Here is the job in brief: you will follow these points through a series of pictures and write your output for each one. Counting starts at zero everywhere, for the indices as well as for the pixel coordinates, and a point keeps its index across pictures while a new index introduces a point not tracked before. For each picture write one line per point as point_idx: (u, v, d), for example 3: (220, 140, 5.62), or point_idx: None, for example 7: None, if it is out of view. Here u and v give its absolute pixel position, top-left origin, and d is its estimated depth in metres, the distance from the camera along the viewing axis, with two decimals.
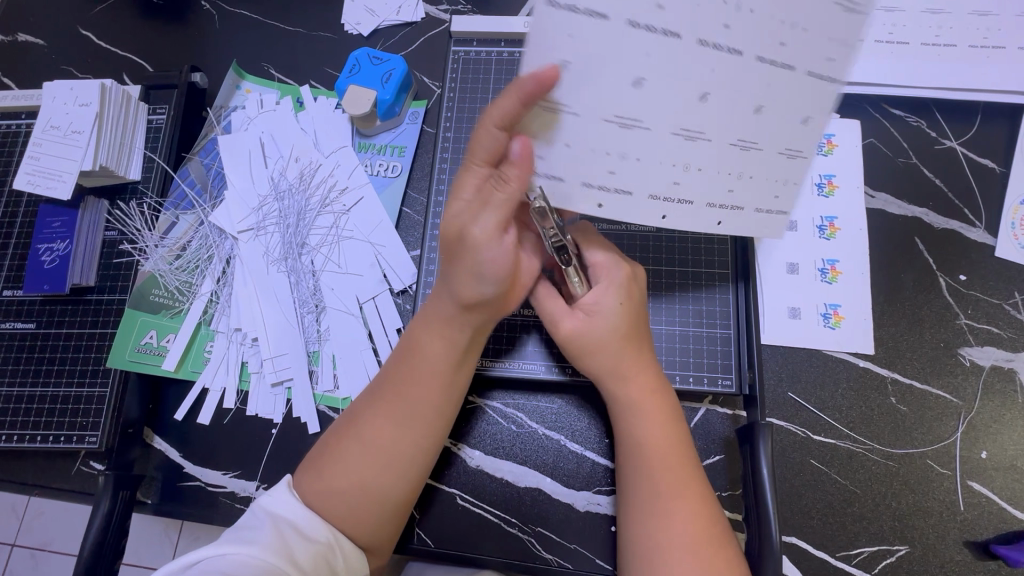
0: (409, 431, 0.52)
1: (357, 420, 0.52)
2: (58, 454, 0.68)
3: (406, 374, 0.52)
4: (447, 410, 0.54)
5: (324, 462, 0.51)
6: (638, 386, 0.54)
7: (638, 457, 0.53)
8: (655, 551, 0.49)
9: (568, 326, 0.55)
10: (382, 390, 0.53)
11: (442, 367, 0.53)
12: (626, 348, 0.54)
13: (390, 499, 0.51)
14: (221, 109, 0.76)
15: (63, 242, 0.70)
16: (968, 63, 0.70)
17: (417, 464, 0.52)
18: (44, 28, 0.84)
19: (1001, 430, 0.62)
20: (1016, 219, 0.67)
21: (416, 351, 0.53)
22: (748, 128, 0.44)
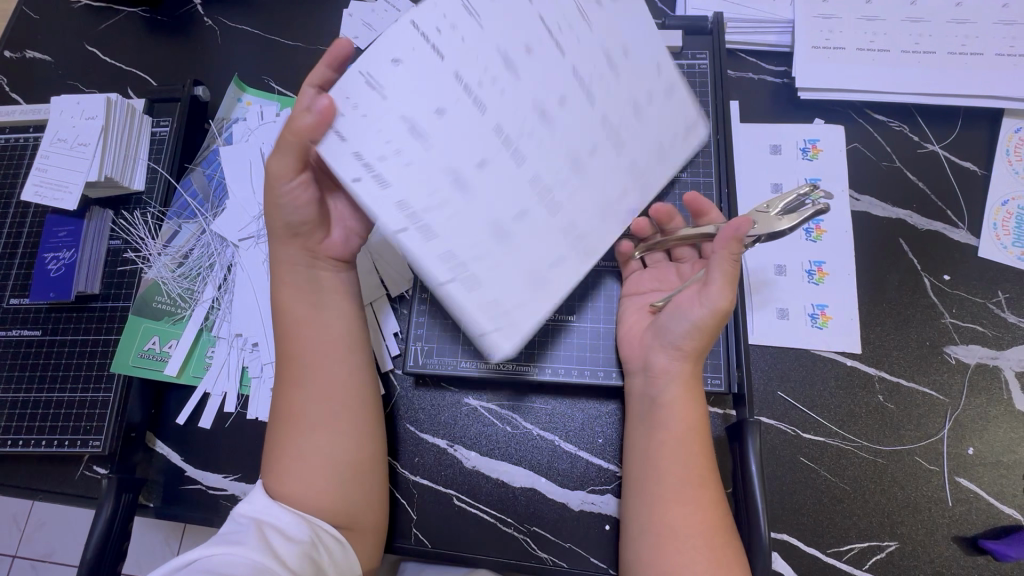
0: (310, 385, 0.55)
1: (276, 405, 0.56)
2: (62, 459, 0.70)
3: (296, 343, 0.57)
4: (344, 355, 0.57)
5: (274, 457, 0.54)
6: (685, 368, 0.55)
7: (678, 446, 0.54)
8: (677, 538, 0.50)
9: (725, 303, 0.52)
10: (282, 369, 0.57)
11: (309, 316, 0.57)
12: (704, 334, 0.54)
13: (341, 458, 0.54)
14: (223, 122, 0.79)
15: (69, 252, 0.71)
16: (948, 69, 0.71)
17: (340, 417, 0.55)
18: (52, 45, 0.87)
19: (987, 427, 0.63)
20: (997, 220, 0.69)
21: (285, 316, 0.58)
22: (524, 202, 0.49)
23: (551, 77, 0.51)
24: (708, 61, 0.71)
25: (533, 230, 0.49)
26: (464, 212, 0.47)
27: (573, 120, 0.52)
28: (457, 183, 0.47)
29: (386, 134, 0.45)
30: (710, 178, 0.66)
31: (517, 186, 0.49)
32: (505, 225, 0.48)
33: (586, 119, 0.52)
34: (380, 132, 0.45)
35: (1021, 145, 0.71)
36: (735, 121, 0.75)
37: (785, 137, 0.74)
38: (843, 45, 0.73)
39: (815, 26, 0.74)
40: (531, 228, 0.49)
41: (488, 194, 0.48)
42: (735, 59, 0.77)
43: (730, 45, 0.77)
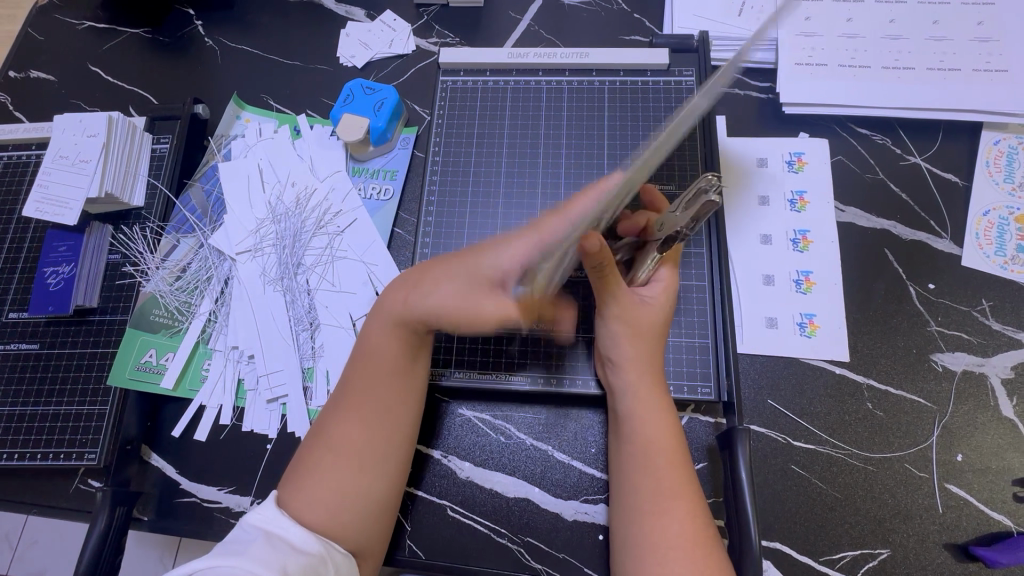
0: (374, 425, 0.55)
1: (326, 424, 0.55)
2: (57, 472, 0.70)
3: (366, 376, 0.57)
4: (410, 404, 0.58)
5: (306, 478, 0.52)
6: (640, 378, 0.57)
7: (644, 456, 0.55)
8: (654, 550, 0.50)
9: (614, 308, 0.58)
10: (344, 394, 0.57)
11: (392, 358, 0.58)
12: (639, 339, 0.58)
13: (372, 498, 0.54)
14: (222, 138, 0.81)
15: (67, 266, 0.72)
16: (929, 84, 0.73)
17: (391, 460, 0.56)
18: (56, 66, 0.89)
19: (975, 433, 0.63)
20: (980, 229, 0.70)
21: (372, 350, 0.59)
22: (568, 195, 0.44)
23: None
24: (694, 78, 0.74)
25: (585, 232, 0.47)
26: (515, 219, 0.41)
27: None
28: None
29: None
30: None
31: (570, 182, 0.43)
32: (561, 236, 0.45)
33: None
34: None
35: (1001, 157, 0.73)
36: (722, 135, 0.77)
37: (772, 150, 0.76)
38: (824, 62, 0.76)
39: (798, 44, 0.77)
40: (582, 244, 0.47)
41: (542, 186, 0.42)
42: None
43: (716, 61, 0.79)
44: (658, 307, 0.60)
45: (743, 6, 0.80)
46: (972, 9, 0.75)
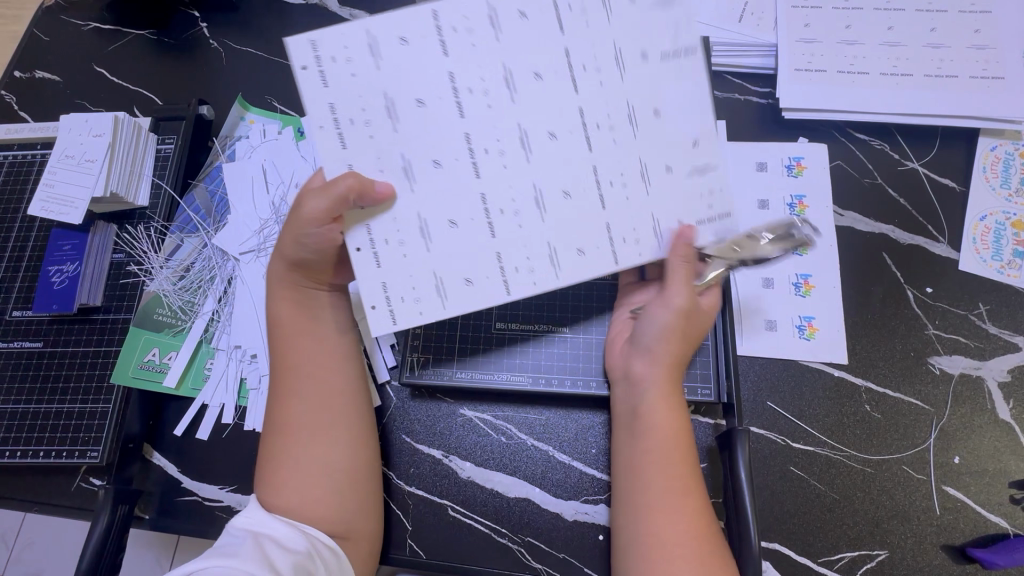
0: (310, 399, 0.56)
1: (273, 415, 0.57)
2: (59, 470, 0.70)
3: (296, 353, 0.58)
4: (344, 366, 0.59)
5: (270, 469, 0.54)
6: (665, 373, 0.57)
7: (658, 455, 0.54)
8: (662, 548, 0.51)
9: (682, 301, 0.55)
10: (278, 380, 0.58)
11: (316, 330, 0.59)
12: (679, 339, 0.56)
13: (336, 466, 0.55)
14: (227, 139, 0.81)
15: (73, 265, 0.73)
16: (927, 91, 0.74)
17: (341, 425, 0.56)
18: (61, 66, 0.90)
19: (971, 436, 0.64)
20: (977, 234, 0.71)
21: (283, 330, 0.59)
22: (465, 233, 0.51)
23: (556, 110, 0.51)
24: None
25: (483, 281, 0.51)
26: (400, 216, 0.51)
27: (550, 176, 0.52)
28: (405, 175, 0.50)
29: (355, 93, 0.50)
30: None
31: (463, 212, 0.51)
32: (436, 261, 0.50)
33: (566, 182, 0.52)
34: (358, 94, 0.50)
35: (997, 163, 0.74)
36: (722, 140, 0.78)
37: (771, 154, 0.77)
38: (823, 68, 0.76)
39: (798, 50, 0.78)
40: (480, 289, 0.51)
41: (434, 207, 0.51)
42: (721, 79, 0.80)
43: (716, 66, 0.80)
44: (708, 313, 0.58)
45: (743, 12, 0.81)
46: (969, 16, 0.76)
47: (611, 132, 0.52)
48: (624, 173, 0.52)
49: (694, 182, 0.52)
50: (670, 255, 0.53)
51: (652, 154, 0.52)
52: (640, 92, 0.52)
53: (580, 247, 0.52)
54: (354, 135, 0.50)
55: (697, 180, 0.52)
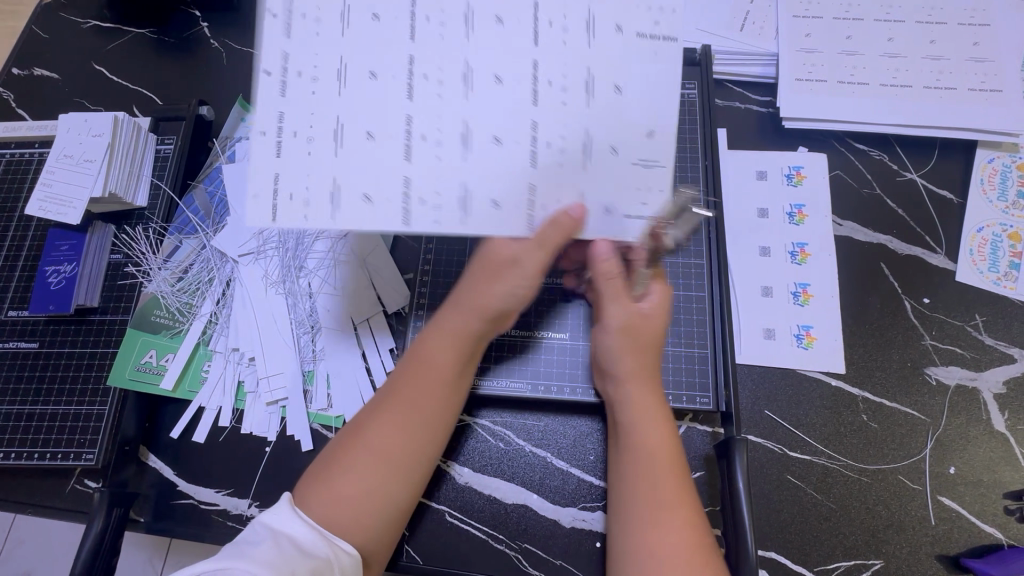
0: (413, 437, 0.55)
1: (366, 428, 0.54)
2: (54, 472, 0.69)
3: (415, 385, 0.56)
4: (451, 419, 0.58)
5: (337, 482, 0.52)
6: (644, 389, 0.57)
7: (641, 467, 0.55)
8: (650, 559, 0.50)
9: (617, 318, 0.57)
10: (388, 398, 0.56)
11: (447, 375, 0.57)
12: (640, 354, 0.57)
13: (394, 508, 0.53)
14: (227, 140, 0.81)
15: (70, 265, 0.72)
16: (925, 103, 0.75)
17: (421, 471, 0.55)
18: (60, 64, 0.89)
19: (967, 446, 0.64)
20: (974, 246, 0.72)
21: (424, 359, 0.57)
22: (377, 189, 0.51)
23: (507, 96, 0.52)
24: (697, 91, 0.74)
25: (380, 211, 0.51)
26: (320, 162, 0.52)
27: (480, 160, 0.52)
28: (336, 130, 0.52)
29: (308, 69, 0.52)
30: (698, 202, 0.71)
31: (389, 172, 0.52)
32: (357, 127, 0.52)
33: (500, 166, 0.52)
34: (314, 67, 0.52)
35: (995, 175, 0.75)
36: (723, 148, 0.78)
37: (771, 163, 0.77)
38: (824, 78, 0.77)
39: (799, 59, 0.78)
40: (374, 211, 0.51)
41: (361, 154, 0.52)
42: (723, 87, 0.81)
43: (717, 75, 0.81)
44: (656, 320, 0.58)
45: (745, 22, 0.81)
46: (968, 29, 0.77)
47: (563, 115, 0.52)
48: (566, 157, 0.52)
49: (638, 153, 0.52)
50: (541, 231, 0.51)
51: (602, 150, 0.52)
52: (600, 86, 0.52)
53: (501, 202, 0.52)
54: (275, 29, 0.52)
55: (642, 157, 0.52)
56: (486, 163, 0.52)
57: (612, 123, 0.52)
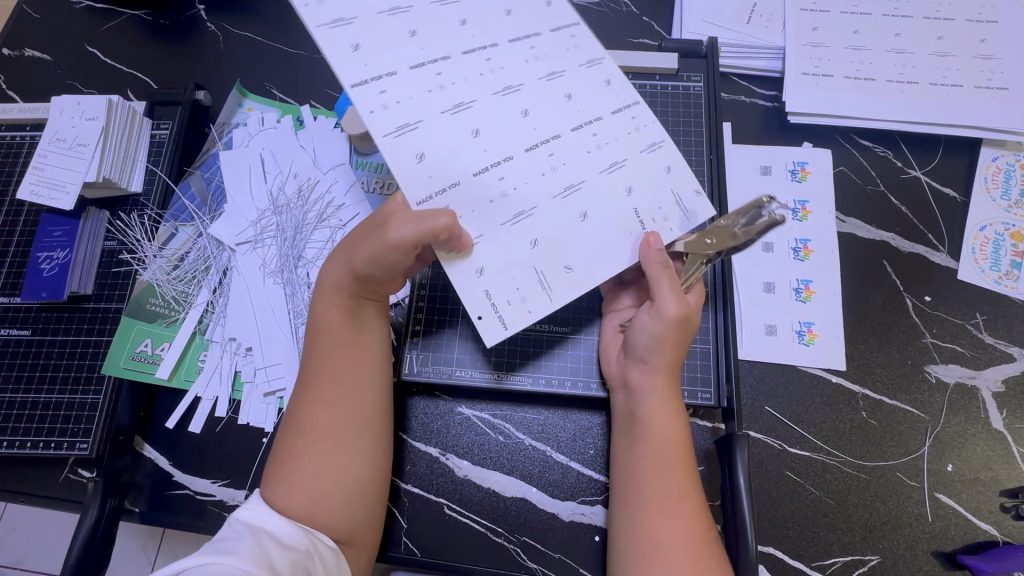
0: (334, 403, 0.54)
1: (289, 416, 0.55)
2: (47, 461, 0.69)
3: (322, 353, 0.56)
4: (367, 368, 0.57)
5: (281, 473, 0.52)
6: (660, 380, 0.56)
7: (653, 457, 0.54)
8: (656, 550, 0.50)
9: (673, 308, 0.53)
10: (303, 380, 0.56)
11: (344, 332, 0.57)
12: (671, 349, 0.55)
13: (348, 475, 0.53)
14: (224, 126, 0.79)
15: (63, 251, 0.71)
16: (931, 100, 0.74)
17: (357, 427, 0.55)
18: (52, 45, 0.87)
19: (965, 444, 0.65)
20: (976, 244, 0.72)
21: (319, 329, 0.57)
22: None
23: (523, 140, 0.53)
24: (702, 84, 0.74)
25: None
26: None
27: (449, 132, 0.51)
28: None
29: (563, 118, 0.54)
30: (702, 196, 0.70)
31: None
32: None
33: (464, 161, 0.51)
34: (546, 108, 0.54)
35: (998, 173, 0.74)
36: (727, 142, 0.78)
37: (775, 159, 0.77)
38: (830, 73, 0.76)
39: (805, 53, 0.77)
40: None
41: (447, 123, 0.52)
42: (728, 81, 0.80)
43: (723, 68, 0.80)
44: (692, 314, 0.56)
45: (752, 14, 0.80)
46: (976, 26, 0.76)
47: (495, 196, 0.52)
48: (488, 215, 0.51)
49: (537, 289, 0.51)
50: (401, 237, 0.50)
51: (493, 256, 0.51)
52: (564, 203, 0.53)
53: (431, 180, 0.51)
54: None
55: (519, 297, 0.51)
56: (445, 156, 0.51)
57: (556, 241, 0.52)
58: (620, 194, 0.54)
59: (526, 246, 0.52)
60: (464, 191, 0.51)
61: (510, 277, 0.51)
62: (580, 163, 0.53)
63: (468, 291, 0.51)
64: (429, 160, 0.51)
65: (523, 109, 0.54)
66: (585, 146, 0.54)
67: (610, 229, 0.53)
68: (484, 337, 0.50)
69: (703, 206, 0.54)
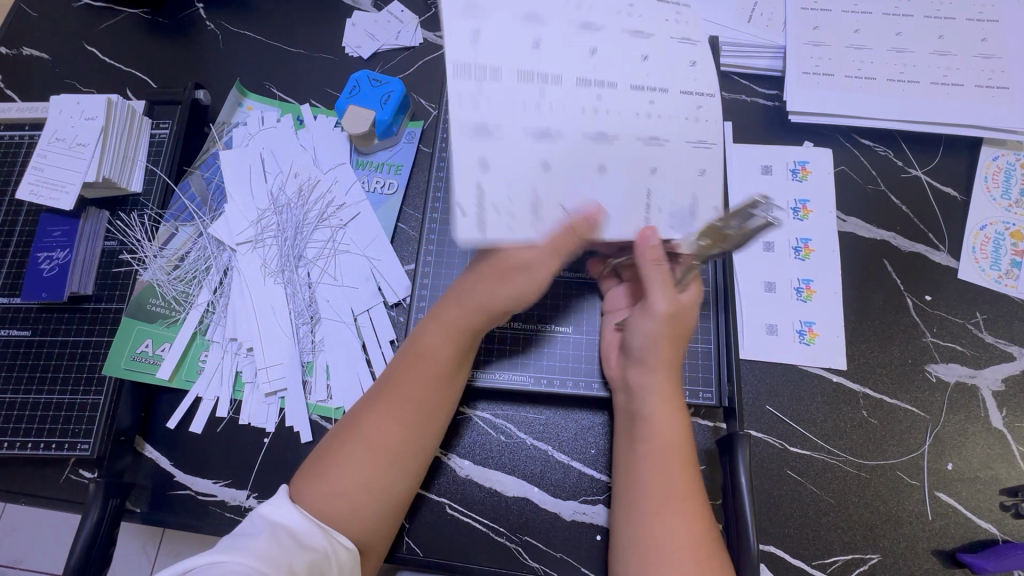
0: (411, 430, 0.54)
1: (360, 423, 0.54)
2: (48, 462, 0.68)
3: (411, 377, 0.55)
4: (448, 404, 0.57)
5: (328, 477, 0.51)
6: (663, 380, 0.56)
7: (650, 458, 0.55)
8: (652, 547, 0.51)
9: (664, 307, 0.53)
10: (384, 392, 0.55)
11: (445, 367, 0.56)
12: (665, 359, 0.55)
13: (392, 496, 0.53)
14: (224, 125, 0.79)
15: (63, 251, 0.71)
16: (932, 99, 0.74)
17: (418, 460, 0.55)
18: (50, 44, 0.87)
19: (965, 442, 0.65)
20: (976, 244, 0.72)
21: (424, 350, 0.55)
22: None
23: (576, 91, 0.49)
24: None
25: None
26: None
27: (505, 43, 0.47)
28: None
29: (629, 63, 0.50)
30: None
31: None
32: None
33: (506, 82, 0.47)
34: (614, 57, 0.50)
35: (999, 173, 0.74)
36: (727, 142, 0.78)
37: (776, 158, 0.77)
38: (831, 72, 0.76)
39: (806, 52, 0.77)
40: None
41: (507, 36, 0.47)
42: (729, 80, 0.80)
43: (724, 67, 0.80)
44: (687, 314, 0.54)
45: (753, 13, 0.80)
46: (976, 25, 0.76)
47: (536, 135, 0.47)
48: (516, 117, 0.47)
49: (524, 212, 0.47)
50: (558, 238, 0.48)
51: (501, 154, 0.46)
52: (584, 145, 0.49)
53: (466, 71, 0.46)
54: None
55: (506, 209, 0.46)
56: (496, 67, 0.47)
57: (557, 187, 0.48)
58: (642, 170, 0.50)
59: (537, 168, 0.47)
60: (501, 90, 0.47)
61: (505, 182, 0.46)
62: (621, 111, 0.49)
63: (461, 183, 0.46)
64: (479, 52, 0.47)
65: (591, 45, 0.49)
66: (637, 108, 0.50)
67: (617, 191, 0.49)
68: (457, 230, 0.45)
69: (710, 198, 0.51)
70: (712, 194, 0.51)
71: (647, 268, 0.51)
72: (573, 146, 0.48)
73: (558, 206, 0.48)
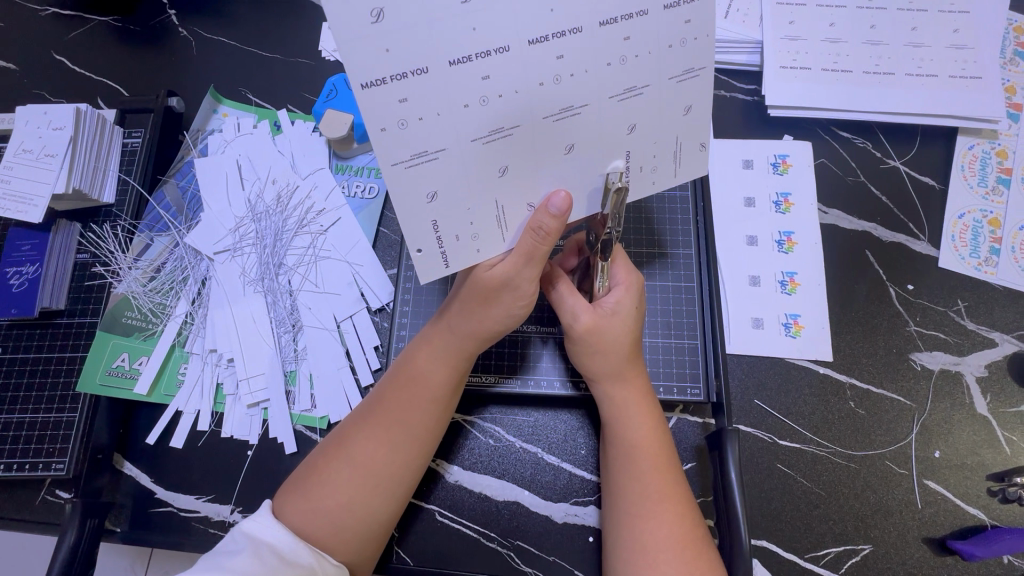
0: (399, 453, 0.53)
1: (347, 442, 0.53)
2: (21, 484, 0.66)
3: (401, 398, 0.54)
4: (438, 430, 0.56)
5: (311, 494, 0.51)
6: (635, 394, 0.56)
7: (627, 461, 0.55)
8: (645, 553, 0.50)
9: (584, 321, 0.55)
10: (372, 412, 0.54)
11: (436, 390, 0.55)
12: (605, 357, 0.55)
13: (376, 519, 0.52)
14: (198, 133, 0.78)
15: (32, 266, 0.69)
16: (906, 90, 0.75)
17: (405, 484, 0.54)
18: (16, 53, 0.84)
19: (951, 430, 0.65)
20: (955, 232, 0.72)
21: (413, 373, 0.55)
22: None
23: (537, 107, 0.41)
24: None
25: None
26: None
27: (438, 85, 0.38)
28: None
29: (602, 54, 0.40)
30: (686, 191, 0.70)
31: None
32: None
33: (447, 129, 0.39)
34: (585, 65, 0.40)
35: (975, 161, 0.75)
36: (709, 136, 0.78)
37: (757, 152, 0.77)
38: (808, 66, 0.77)
39: (782, 48, 0.78)
40: None
41: (444, 76, 0.37)
42: None
43: None
44: (625, 317, 0.56)
45: (729, 9, 0.80)
46: (948, 16, 0.77)
47: (500, 164, 0.43)
48: (468, 160, 0.42)
49: (491, 225, 0.47)
50: (531, 246, 0.47)
51: (451, 182, 0.42)
52: (553, 130, 0.42)
53: (401, 133, 0.39)
54: None
55: (470, 233, 0.46)
56: (429, 125, 0.39)
57: (522, 183, 0.45)
58: (619, 131, 0.44)
59: (491, 174, 0.43)
60: (446, 134, 0.40)
61: (464, 210, 0.44)
62: (598, 114, 0.43)
63: (409, 217, 0.43)
64: (413, 111, 0.38)
65: (558, 53, 0.39)
66: (615, 90, 0.42)
67: (591, 167, 0.46)
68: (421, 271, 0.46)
69: (695, 163, 0.49)
70: (698, 162, 0.49)
71: (552, 290, 0.57)
72: (533, 142, 0.42)
73: (523, 205, 0.47)
